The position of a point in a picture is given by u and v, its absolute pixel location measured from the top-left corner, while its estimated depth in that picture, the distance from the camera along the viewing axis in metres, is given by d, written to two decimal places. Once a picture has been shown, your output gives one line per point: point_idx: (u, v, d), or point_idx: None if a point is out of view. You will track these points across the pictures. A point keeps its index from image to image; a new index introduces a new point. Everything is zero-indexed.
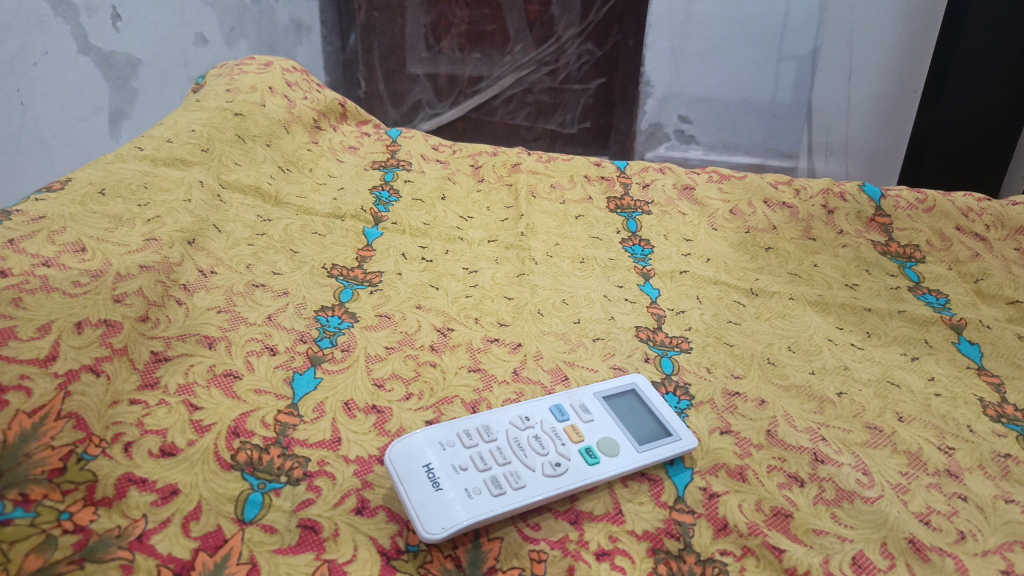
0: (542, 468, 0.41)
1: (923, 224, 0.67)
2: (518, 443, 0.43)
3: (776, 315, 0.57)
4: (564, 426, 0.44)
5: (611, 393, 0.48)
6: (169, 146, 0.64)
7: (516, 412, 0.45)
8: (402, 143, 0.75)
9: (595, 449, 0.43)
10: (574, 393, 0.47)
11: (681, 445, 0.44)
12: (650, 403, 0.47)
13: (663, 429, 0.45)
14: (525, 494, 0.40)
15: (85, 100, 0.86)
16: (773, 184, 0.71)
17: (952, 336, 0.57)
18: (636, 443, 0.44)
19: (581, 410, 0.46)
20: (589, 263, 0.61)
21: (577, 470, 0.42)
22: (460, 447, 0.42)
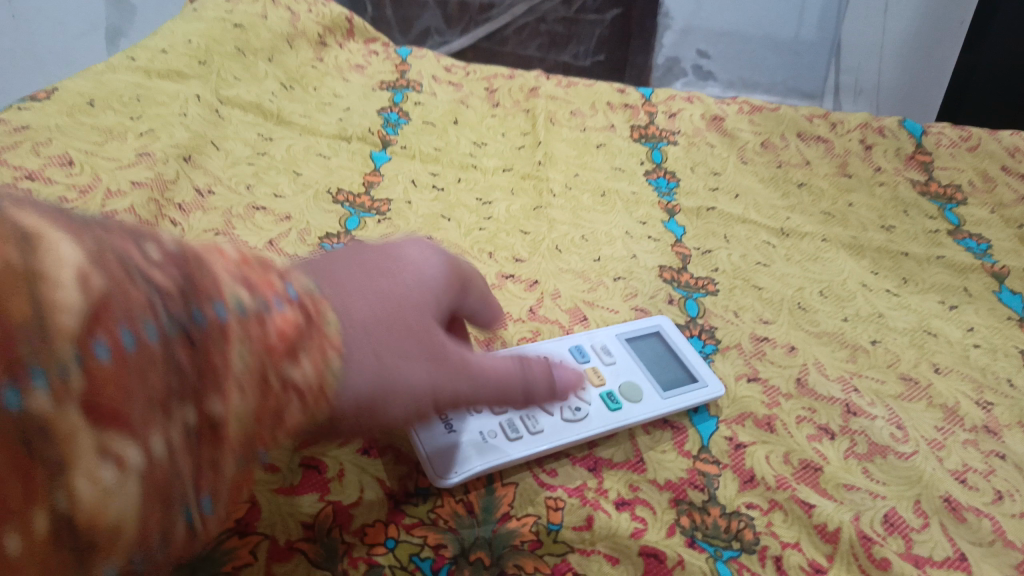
0: (562, 412, 0.39)
1: (966, 164, 0.63)
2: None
3: (808, 257, 0.54)
4: (585, 368, 0.41)
5: (634, 335, 0.45)
6: (164, 58, 0.60)
7: (534, 351, 0.42)
8: (413, 63, 0.70)
9: (617, 394, 0.40)
10: (596, 332, 0.44)
11: (705, 394, 0.41)
12: (675, 347, 0.44)
13: (689, 375, 0.43)
14: (543, 441, 0.37)
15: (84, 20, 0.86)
16: (807, 117, 0.67)
17: (993, 285, 0.53)
18: (659, 390, 0.41)
19: (602, 351, 0.43)
20: (611, 196, 0.57)
21: (599, 418, 0.39)
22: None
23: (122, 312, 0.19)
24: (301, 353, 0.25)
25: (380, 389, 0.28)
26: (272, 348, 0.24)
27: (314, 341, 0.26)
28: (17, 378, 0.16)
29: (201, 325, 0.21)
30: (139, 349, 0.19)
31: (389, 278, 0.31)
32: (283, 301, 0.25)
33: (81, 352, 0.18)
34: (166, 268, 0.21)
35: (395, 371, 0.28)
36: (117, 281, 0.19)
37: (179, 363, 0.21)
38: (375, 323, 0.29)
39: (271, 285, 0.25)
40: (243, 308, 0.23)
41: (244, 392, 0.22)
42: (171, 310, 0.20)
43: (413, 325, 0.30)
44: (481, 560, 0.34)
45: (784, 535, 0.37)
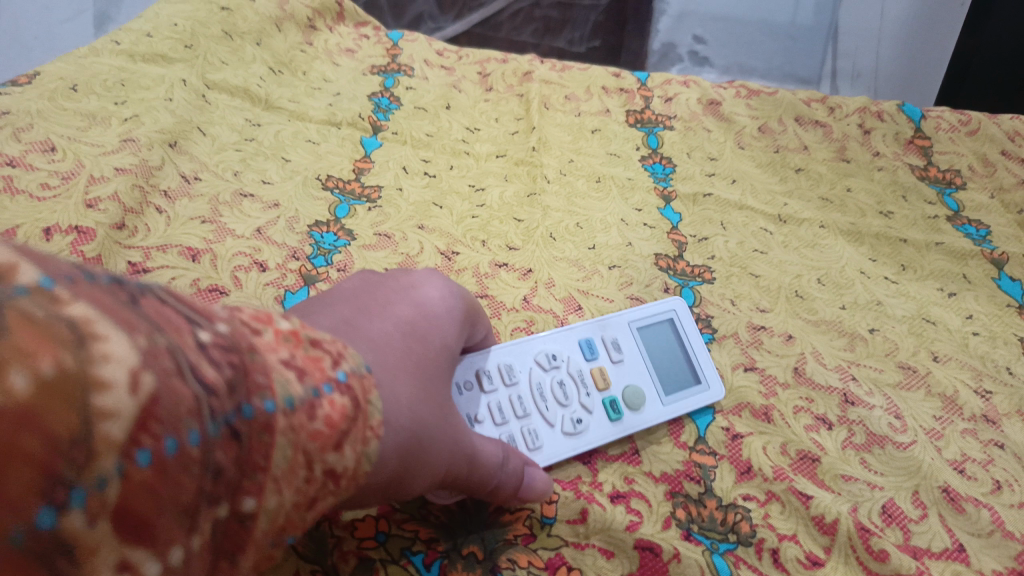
0: (562, 425, 0.37)
1: (966, 148, 0.62)
2: (540, 391, 0.38)
3: (806, 244, 0.53)
4: (591, 371, 0.40)
5: (647, 322, 0.43)
6: (149, 41, 0.58)
7: (542, 347, 0.40)
8: (404, 47, 0.69)
9: (619, 401, 0.39)
10: (608, 324, 0.42)
11: (706, 398, 0.41)
12: (686, 340, 0.42)
13: (693, 376, 0.41)
14: (540, 459, 0.36)
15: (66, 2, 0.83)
16: (806, 101, 0.66)
17: (992, 272, 0.53)
18: (660, 395, 0.40)
19: (612, 345, 0.41)
20: (606, 183, 0.56)
21: (598, 429, 0.38)
22: (480, 392, 0.37)
23: (169, 419, 0.17)
24: (344, 441, 0.23)
25: (404, 468, 0.27)
26: (315, 438, 0.22)
27: (358, 430, 0.24)
28: (56, 501, 0.15)
29: (247, 423, 0.19)
30: (182, 459, 0.17)
31: (414, 343, 0.30)
32: (333, 386, 0.23)
33: (123, 464, 0.16)
34: (215, 363, 0.19)
35: (420, 448, 0.28)
36: (166, 381, 0.17)
37: (219, 467, 0.18)
38: (410, 398, 0.28)
39: (320, 366, 0.23)
40: (291, 401, 0.21)
41: (278, 488, 0.21)
42: (216, 411, 0.18)
43: (439, 405, 0.29)
44: (474, 554, 0.33)
45: (780, 527, 0.36)
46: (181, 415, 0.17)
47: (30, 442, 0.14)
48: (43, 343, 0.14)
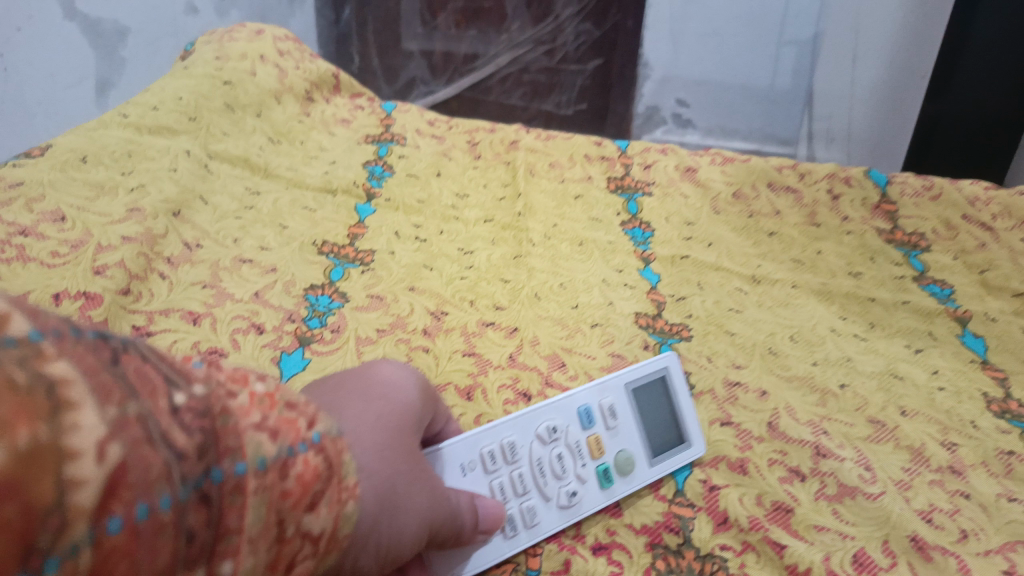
0: (559, 500, 0.39)
1: (930, 212, 0.66)
2: (540, 465, 0.40)
3: (778, 304, 0.56)
4: (587, 441, 0.41)
5: (639, 383, 0.45)
6: (155, 114, 0.62)
7: (542, 421, 0.41)
8: (396, 117, 0.72)
9: (613, 469, 0.41)
10: (605, 389, 0.43)
11: (691, 452, 0.43)
12: (676, 400, 0.45)
13: (679, 436, 0.44)
14: (537, 535, 0.38)
15: (72, 69, 0.81)
16: (778, 168, 0.69)
17: (956, 329, 0.55)
18: (649, 456, 0.42)
19: (609, 412, 0.43)
20: (588, 246, 0.59)
21: (593, 500, 0.40)
22: (481, 472, 0.38)
23: (140, 484, 0.17)
24: (318, 501, 0.23)
25: (384, 518, 0.28)
26: (287, 497, 0.22)
27: (332, 488, 0.24)
28: (31, 568, 0.15)
29: (216, 485, 0.19)
30: (153, 523, 0.17)
31: (383, 410, 0.32)
32: (308, 445, 0.23)
33: (96, 530, 0.16)
34: (186, 428, 0.19)
35: (396, 502, 0.29)
36: (135, 446, 0.17)
37: (190, 531, 0.19)
38: (382, 458, 0.29)
39: (296, 425, 0.24)
40: (263, 462, 0.21)
41: (255, 551, 0.21)
42: (187, 474, 0.18)
43: (409, 466, 0.31)
44: None
45: None
46: (154, 481, 0.17)
47: (7, 512, 0.14)
48: (21, 415, 0.15)
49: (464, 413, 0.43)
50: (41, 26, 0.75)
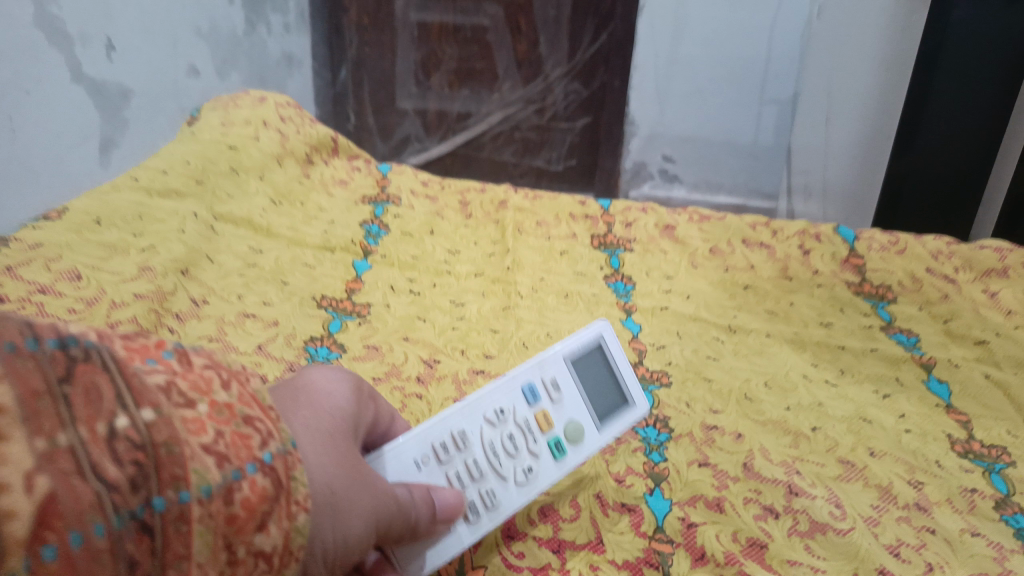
0: (515, 477, 0.40)
1: (896, 266, 0.70)
2: (492, 447, 0.40)
3: (754, 352, 0.59)
4: (535, 416, 0.43)
5: (577, 351, 0.46)
6: (164, 178, 0.65)
7: (488, 405, 0.42)
8: (392, 179, 0.77)
9: (563, 440, 0.43)
10: (545, 364, 0.44)
11: (635, 412, 0.46)
12: (613, 363, 0.47)
13: (622, 397, 0.46)
14: (500, 517, 0.39)
15: (76, 130, 0.83)
16: (751, 225, 0.74)
17: (922, 375, 0.58)
18: (596, 423, 0.44)
19: (551, 385, 0.44)
20: (574, 297, 0.63)
21: (548, 473, 0.41)
22: (436, 465, 0.38)
23: (71, 513, 0.18)
24: (267, 520, 0.23)
25: (332, 520, 0.28)
26: (233, 521, 0.22)
27: (280, 506, 0.24)
28: None
29: (157, 514, 0.20)
30: (89, 551, 0.18)
31: (314, 414, 0.32)
32: (257, 466, 0.23)
33: (31, 560, 0.17)
34: (121, 457, 0.20)
35: (338, 503, 0.29)
36: (63, 480, 0.18)
37: (130, 556, 0.19)
38: (319, 460, 0.29)
39: (248, 445, 0.24)
40: (209, 490, 0.21)
41: (204, 570, 0.21)
42: (120, 505, 0.19)
43: (347, 458, 0.31)
44: None
45: None
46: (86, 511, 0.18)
47: None
48: None
49: None
50: (51, 89, 0.77)
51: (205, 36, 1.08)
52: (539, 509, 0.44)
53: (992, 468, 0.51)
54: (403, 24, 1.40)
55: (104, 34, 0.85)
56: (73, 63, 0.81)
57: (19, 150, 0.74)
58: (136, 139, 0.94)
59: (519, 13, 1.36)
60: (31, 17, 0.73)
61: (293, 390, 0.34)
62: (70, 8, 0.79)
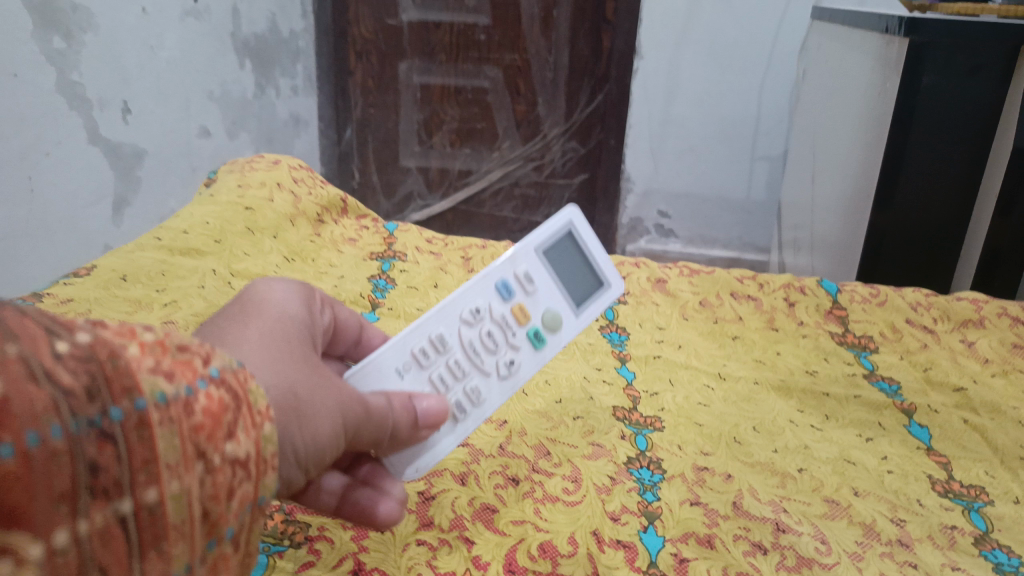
0: (497, 371, 0.46)
1: (878, 317, 0.74)
2: (473, 346, 0.46)
3: (742, 398, 0.62)
4: (513, 313, 0.48)
5: (548, 244, 0.52)
6: (185, 237, 0.70)
7: (466, 307, 0.47)
8: (398, 237, 0.81)
9: (541, 329, 0.49)
10: (518, 259, 0.50)
11: (607, 297, 0.53)
12: (583, 247, 0.53)
13: (596, 280, 0.54)
14: (486, 408, 0.46)
15: (92, 189, 0.87)
16: (739, 278, 0.79)
17: (903, 419, 0.61)
18: (573, 311, 0.51)
19: (525, 279, 0.50)
20: (570, 347, 0.67)
21: (528, 362, 0.48)
22: (419, 369, 0.44)
23: (25, 414, 0.18)
24: (235, 430, 0.25)
25: (297, 426, 0.31)
26: (199, 430, 0.23)
27: (242, 415, 0.26)
28: None
29: (117, 424, 0.20)
30: (45, 451, 0.18)
31: (265, 331, 0.35)
32: (206, 382, 0.24)
33: None
34: (72, 367, 0.19)
35: (302, 405, 0.32)
36: (15, 385, 0.18)
37: (92, 461, 0.19)
38: (273, 372, 0.32)
39: (192, 367, 0.24)
40: (164, 397, 0.22)
41: (178, 474, 0.22)
42: (76, 410, 0.19)
43: (302, 364, 0.33)
44: None
45: None
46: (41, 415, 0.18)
47: None
48: None
49: (459, 496, 0.49)
50: (68, 149, 0.82)
51: (217, 99, 1.14)
52: (538, 545, 0.46)
53: (971, 507, 0.52)
54: (406, 86, 1.46)
55: (120, 99, 0.90)
56: (91, 126, 0.86)
57: (37, 206, 0.78)
58: (147, 197, 0.99)
59: (517, 75, 1.43)
60: (54, 83, 0.79)
61: (246, 310, 0.37)
62: (90, 76, 0.85)
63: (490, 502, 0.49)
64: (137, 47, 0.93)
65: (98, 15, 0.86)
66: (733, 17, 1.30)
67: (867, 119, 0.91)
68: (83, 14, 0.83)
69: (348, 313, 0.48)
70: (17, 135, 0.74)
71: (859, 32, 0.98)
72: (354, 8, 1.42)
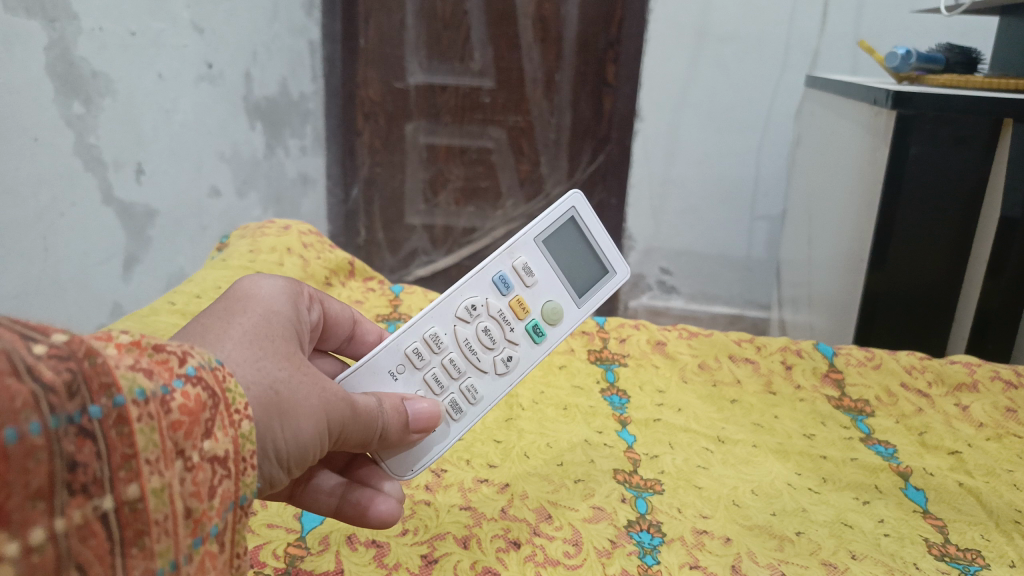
0: (493, 368, 0.51)
1: (873, 380, 0.76)
2: (469, 343, 0.51)
3: (741, 461, 0.63)
4: (510, 308, 0.53)
5: (549, 232, 0.56)
6: (198, 301, 0.72)
7: (461, 306, 0.52)
8: (404, 299, 0.83)
9: (541, 323, 0.54)
10: (517, 252, 0.54)
11: (613, 282, 0.57)
12: (586, 230, 0.57)
13: (603, 267, 0.58)
14: (483, 404, 0.50)
15: (104, 248, 0.90)
16: (736, 341, 0.81)
17: (900, 482, 0.62)
18: (575, 302, 0.55)
19: (524, 271, 0.54)
20: (572, 410, 0.69)
21: (527, 356, 0.53)
22: (413, 371, 0.49)
23: (7, 413, 0.21)
24: (212, 429, 0.28)
25: (279, 423, 0.34)
26: (178, 427, 0.27)
27: (220, 414, 0.29)
28: None
29: (96, 419, 0.23)
30: (24, 446, 0.21)
31: (247, 324, 0.37)
32: (183, 380, 0.28)
33: None
34: (52, 365, 0.23)
35: (283, 405, 0.35)
36: None
37: (71, 455, 0.23)
38: (256, 368, 0.34)
39: (169, 367, 0.28)
40: (142, 392, 0.25)
41: (158, 469, 0.25)
42: (56, 406, 0.22)
43: (283, 357, 0.36)
44: None
45: None
46: (21, 414, 0.21)
47: None
48: None
49: (461, 559, 0.50)
50: (82, 211, 0.85)
51: (227, 159, 1.18)
52: None
53: (967, 570, 0.53)
54: (412, 146, 1.51)
55: (134, 160, 0.93)
56: (105, 187, 0.89)
57: (50, 266, 0.80)
58: (157, 256, 1.01)
59: (521, 136, 1.47)
60: (71, 146, 0.82)
61: (230, 303, 0.39)
62: (107, 138, 0.88)
63: (491, 566, 0.49)
64: (152, 111, 0.97)
65: (117, 81, 0.90)
66: (730, 83, 1.35)
67: (859, 184, 0.94)
68: (102, 80, 0.87)
69: (339, 308, 0.52)
70: (34, 197, 0.77)
71: (849, 102, 1.02)
72: (363, 71, 1.47)
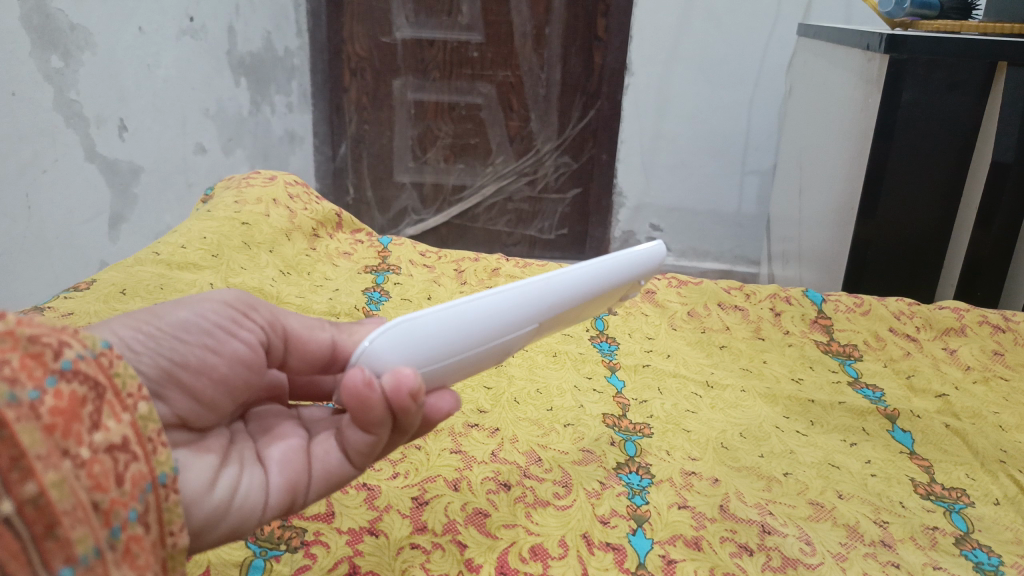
0: None
1: (862, 326, 0.76)
2: None
3: (729, 405, 0.64)
4: None
5: None
6: (183, 252, 0.72)
7: None
8: (393, 250, 0.82)
9: None
10: None
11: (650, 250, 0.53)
12: None
13: None
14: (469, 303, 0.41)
15: (88, 206, 0.88)
16: (726, 289, 0.81)
17: (887, 425, 0.62)
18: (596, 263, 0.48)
19: None
20: (561, 356, 0.69)
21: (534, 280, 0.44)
22: None
23: None
24: (102, 420, 0.28)
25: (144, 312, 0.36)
26: (55, 428, 0.26)
27: (108, 404, 0.29)
28: None
29: None
30: None
31: None
32: (57, 378, 0.27)
33: None
34: None
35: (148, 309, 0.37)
36: None
37: None
38: None
39: (42, 362, 0.27)
40: (13, 396, 0.25)
41: (52, 464, 0.25)
42: None
43: None
44: None
45: None
46: None
47: None
48: None
49: (451, 501, 0.50)
50: (65, 167, 0.83)
51: (212, 117, 1.16)
52: (529, 548, 0.47)
53: (952, 508, 0.53)
54: (400, 103, 1.48)
55: (116, 116, 0.91)
56: (88, 143, 0.87)
57: (33, 224, 0.79)
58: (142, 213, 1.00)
59: (510, 92, 1.45)
60: (52, 101, 0.80)
61: None
62: (88, 94, 0.86)
63: (482, 507, 0.50)
64: (134, 67, 0.95)
65: (96, 35, 0.87)
66: (722, 36, 1.32)
67: (852, 133, 0.93)
68: (81, 34, 0.84)
69: None
70: (14, 152, 0.75)
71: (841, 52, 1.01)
72: (348, 26, 1.43)
